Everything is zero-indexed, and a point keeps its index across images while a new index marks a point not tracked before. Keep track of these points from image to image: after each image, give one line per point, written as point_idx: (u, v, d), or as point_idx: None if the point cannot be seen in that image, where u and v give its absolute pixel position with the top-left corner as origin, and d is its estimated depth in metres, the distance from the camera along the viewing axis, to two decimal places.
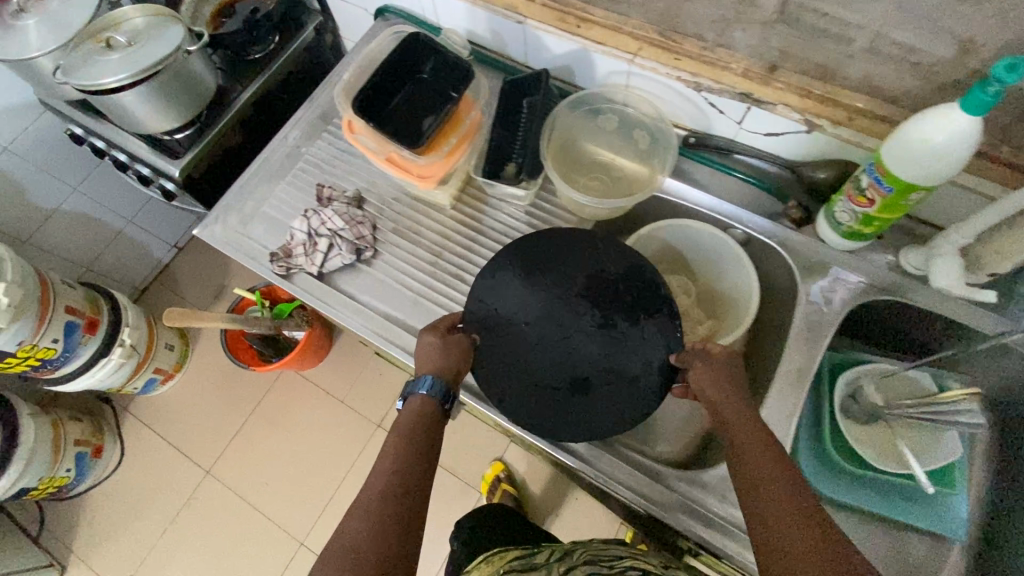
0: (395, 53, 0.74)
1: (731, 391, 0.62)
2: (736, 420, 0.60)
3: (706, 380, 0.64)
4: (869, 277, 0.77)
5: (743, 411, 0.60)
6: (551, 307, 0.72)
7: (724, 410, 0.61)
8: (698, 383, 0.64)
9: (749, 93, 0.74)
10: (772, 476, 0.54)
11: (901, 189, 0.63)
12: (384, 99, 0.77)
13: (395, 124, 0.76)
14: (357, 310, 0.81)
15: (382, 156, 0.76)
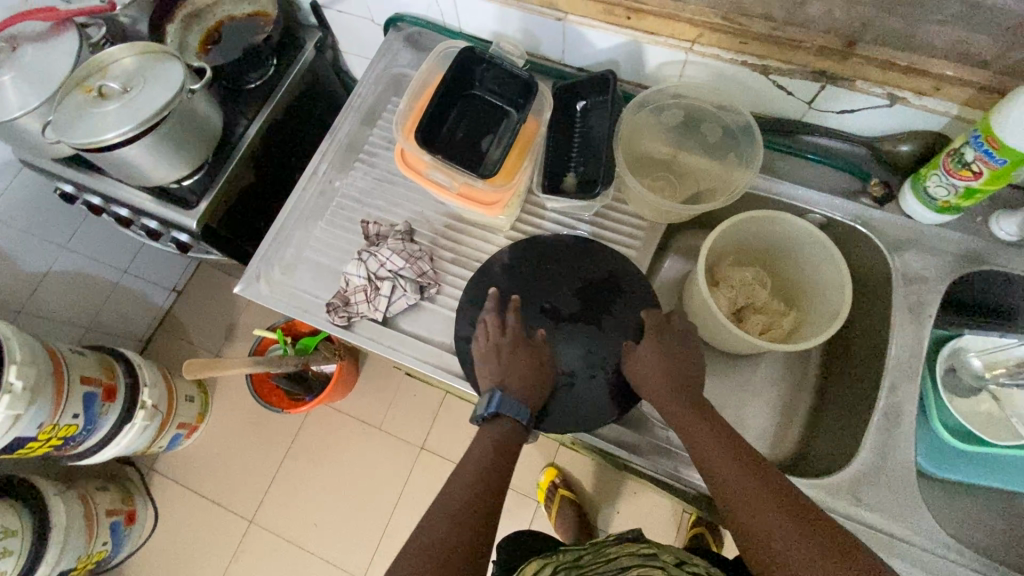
0: (450, 76, 0.69)
1: (673, 369, 0.67)
2: (672, 403, 0.65)
3: (645, 362, 0.68)
4: (963, 248, 0.74)
5: (681, 392, 0.65)
6: (535, 305, 0.75)
7: (660, 394, 0.66)
8: (641, 369, 0.68)
9: (824, 71, 0.70)
10: (722, 456, 0.58)
11: (1016, 160, 0.60)
12: (445, 127, 0.72)
13: (462, 153, 0.71)
14: (430, 353, 0.75)
15: (453, 191, 0.71)
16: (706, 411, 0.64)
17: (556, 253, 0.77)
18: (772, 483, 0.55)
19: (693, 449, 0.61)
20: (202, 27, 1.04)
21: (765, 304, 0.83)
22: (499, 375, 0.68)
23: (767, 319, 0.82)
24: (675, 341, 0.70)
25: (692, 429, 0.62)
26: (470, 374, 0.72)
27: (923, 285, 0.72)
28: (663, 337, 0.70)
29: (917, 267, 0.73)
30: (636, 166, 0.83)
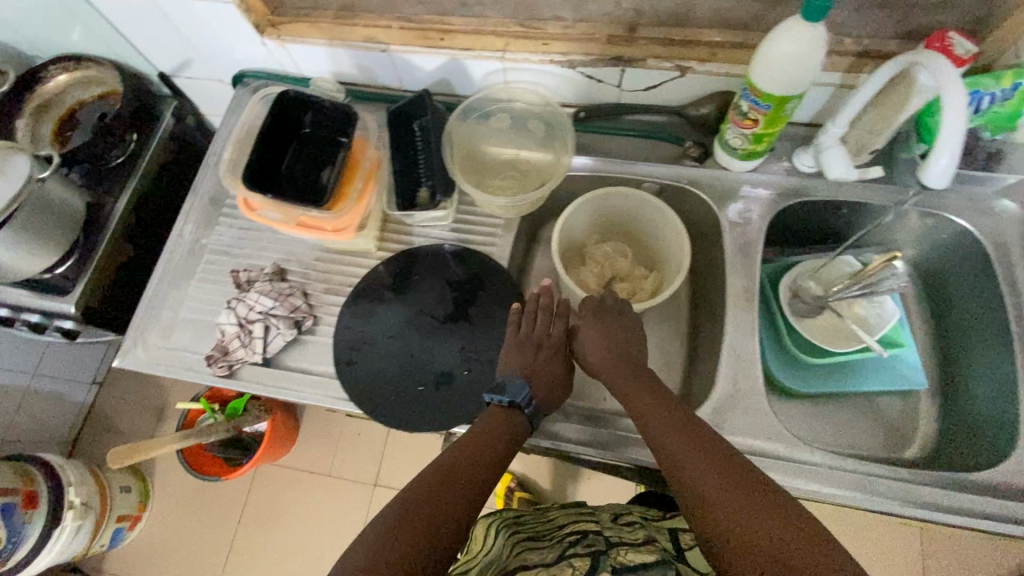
0: (271, 117, 0.72)
1: (617, 349, 0.72)
2: (620, 377, 0.69)
3: (590, 341, 0.73)
4: (778, 187, 0.82)
5: (627, 369, 0.70)
6: (410, 316, 0.78)
7: (610, 369, 0.71)
8: (584, 346, 0.74)
9: (619, 56, 0.78)
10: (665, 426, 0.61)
11: (778, 104, 0.68)
12: (275, 166, 0.74)
13: (296, 188, 0.73)
14: (314, 383, 0.77)
15: (292, 225, 0.74)
16: (650, 383, 0.67)
17: (421, 263, 0.82)
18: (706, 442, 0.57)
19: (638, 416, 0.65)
20: (57, 115, 1.06)
21: (627, 272, 0.91)
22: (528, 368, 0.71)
23: (630, 286, 0.90)
24: (619, 318, 0.75)
25: (635, 400, 0.66)
26: (353, 393, 0.74)
27: (748, 226, 0.80)
28: (608, 316, 0.75)
29: (741, 211, 0.81)
30: (466, 169, 0.86)
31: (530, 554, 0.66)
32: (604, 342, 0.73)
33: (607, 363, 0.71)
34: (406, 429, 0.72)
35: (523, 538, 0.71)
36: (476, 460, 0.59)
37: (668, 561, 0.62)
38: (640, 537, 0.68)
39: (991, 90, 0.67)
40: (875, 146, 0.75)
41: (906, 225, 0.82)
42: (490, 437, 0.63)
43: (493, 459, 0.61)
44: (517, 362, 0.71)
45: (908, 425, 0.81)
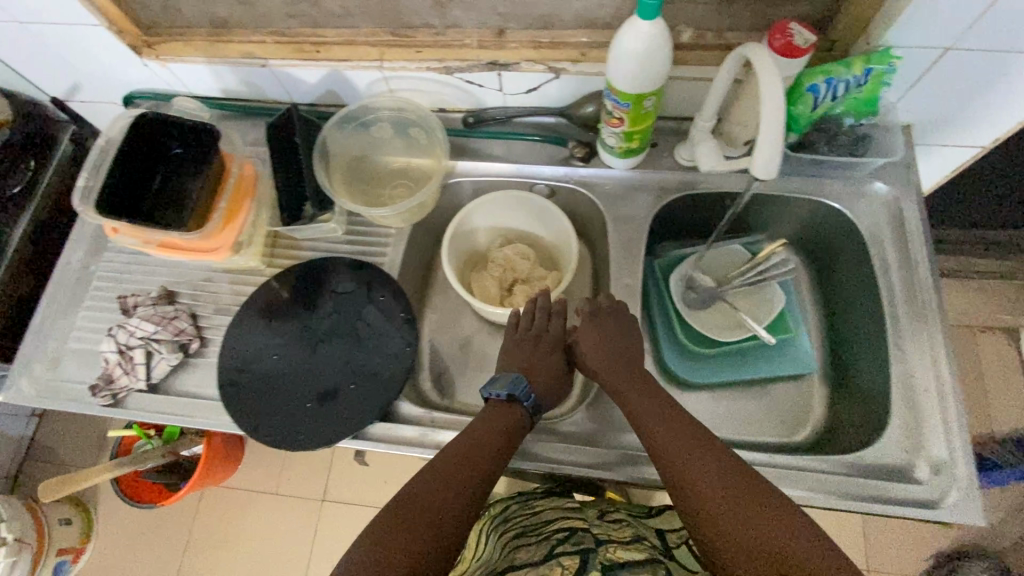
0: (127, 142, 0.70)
1: (612, 350, 0.72)
2: (619, 378, 0.70)
3: (588, 342, 0.73)
4: (661, 183, 0.83)
5: (626, 370, 0.70)
6: (297, 331, 0.78)
7: (608, 371, 0.71)
8: (583, 346, 0.73)
9: (494, 61, 0.78)
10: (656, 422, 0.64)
11: (635, 102, 0.68)
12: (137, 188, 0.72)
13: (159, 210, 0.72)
14: (199, 407, 0.76)
15: (160, 246, 0.74)
16: (648, 386, 0.68)
17: (308, 279, 0.81)
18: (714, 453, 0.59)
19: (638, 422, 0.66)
20: None
21: (527, 274, 0.91)
22: (527, 363, 0.74)
23: (529, 288, 0.90)
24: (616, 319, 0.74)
25: (636, 405, 0.67)
26: (235, 415, 0.73)
27: (631, 224, 0.81)
28: (607, 318, 0.74)
29: (625, 209, 0.82)
30: (344, 179, 0.85)
31: (515, 554, 0.66)
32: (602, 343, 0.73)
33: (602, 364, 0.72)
34: (286, 447, 0.71)
35: (509, 538, 0.71)
36: (464, 467, 0.61)
37: (657, 559, 0.63)
38: (626, 535, 0.69)
39: (844, 77, 0.68)
40: (747, 136, 0.75)
41: (789, 212, 0.83)
42: (487, 436, 0.65)
43: (491, 457, 0.63)
44: (516, 360, 0.74)
45: (800, 408, 0.82)
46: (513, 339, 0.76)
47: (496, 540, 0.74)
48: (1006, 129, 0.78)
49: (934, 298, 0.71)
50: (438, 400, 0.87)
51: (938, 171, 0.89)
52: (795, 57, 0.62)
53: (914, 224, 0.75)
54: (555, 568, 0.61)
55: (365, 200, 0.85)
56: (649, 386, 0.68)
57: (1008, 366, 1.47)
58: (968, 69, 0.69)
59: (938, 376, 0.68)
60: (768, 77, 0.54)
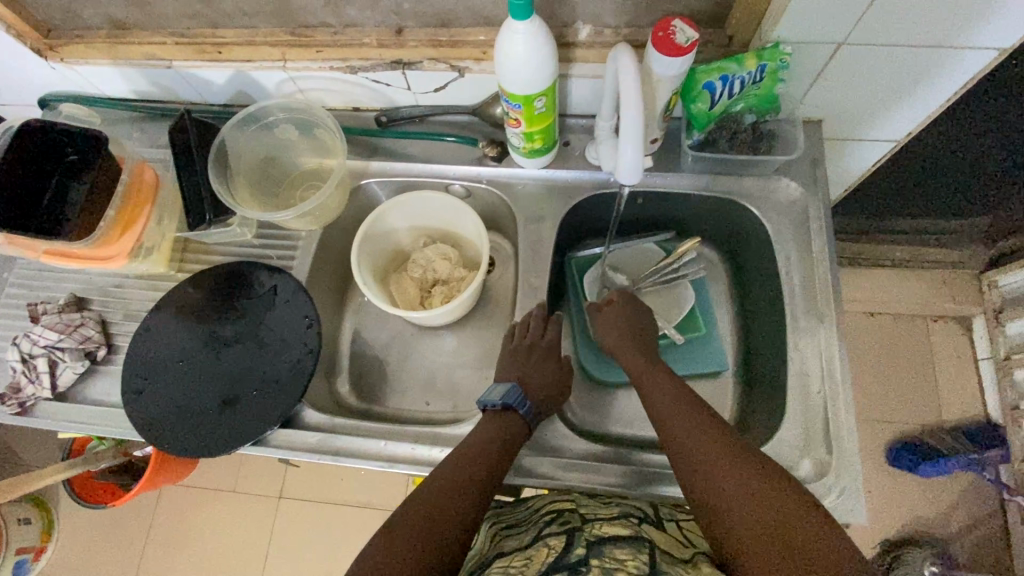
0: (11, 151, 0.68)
1: (626, 337, 0.76)
2: (630, 353, 0.74)
3: (609, 326, 0.77)
4: (573, 182, 0.82)
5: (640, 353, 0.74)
6: (203, 338, 0.78)
7: (624, 353, 0.75)
8: (605, 331, 0.78)
9: (396, 60, 0.77)
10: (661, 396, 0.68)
11: (526, 102, 0.67)
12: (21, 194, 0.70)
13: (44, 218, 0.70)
14: (104, 416, 0.76)
15: (54, 254, 0.73)
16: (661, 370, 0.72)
17: (217, 285, 0.81)
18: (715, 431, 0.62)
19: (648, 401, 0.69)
20: None
21: (447, 276, 0.90)
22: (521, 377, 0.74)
23: (448, 289, 0.89)
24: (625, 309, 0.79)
25: (650, 383, 0.70)
26: (137, 423, 0.73)
27: (541, 225, 0.81)
28: (624, 306, 0.79)
29: (536, 209, 0.82)
30: (257, 184, 0.82)
31: (508, 542, 0.64)
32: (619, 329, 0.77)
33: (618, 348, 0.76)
34: (185, 455, 0.71)
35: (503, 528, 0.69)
36: (473, 467, 0.63)
37: (640, 535, 0.59)
38: (613, 512, 0.64)
39: (737, 73, 0.66)
40: (651, 134, 0.74)
41: (703, 211, 0.83)
42: (488, 445, 0.66)
43: (493, 464, 0.64)
44: (506, 373, 0.75)
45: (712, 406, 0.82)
46: (509, 350, 0.76)
47: (491, 531, 0.70)
48: (918, 121, 0.76)
49: (831, 298, 0.72)
50: (356, 402, 0.88)
51: (860, 164, 0.88)
52: (680, 55, 0.61)
53: (817, 222, 0.75)
54: (541, 552, 0.58)
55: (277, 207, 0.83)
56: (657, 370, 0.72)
57: (957, 354, 1.48)
58: (867, 64, 0.67)
59: (831, 375, 0.69)
60: (629, 94, 0.54)
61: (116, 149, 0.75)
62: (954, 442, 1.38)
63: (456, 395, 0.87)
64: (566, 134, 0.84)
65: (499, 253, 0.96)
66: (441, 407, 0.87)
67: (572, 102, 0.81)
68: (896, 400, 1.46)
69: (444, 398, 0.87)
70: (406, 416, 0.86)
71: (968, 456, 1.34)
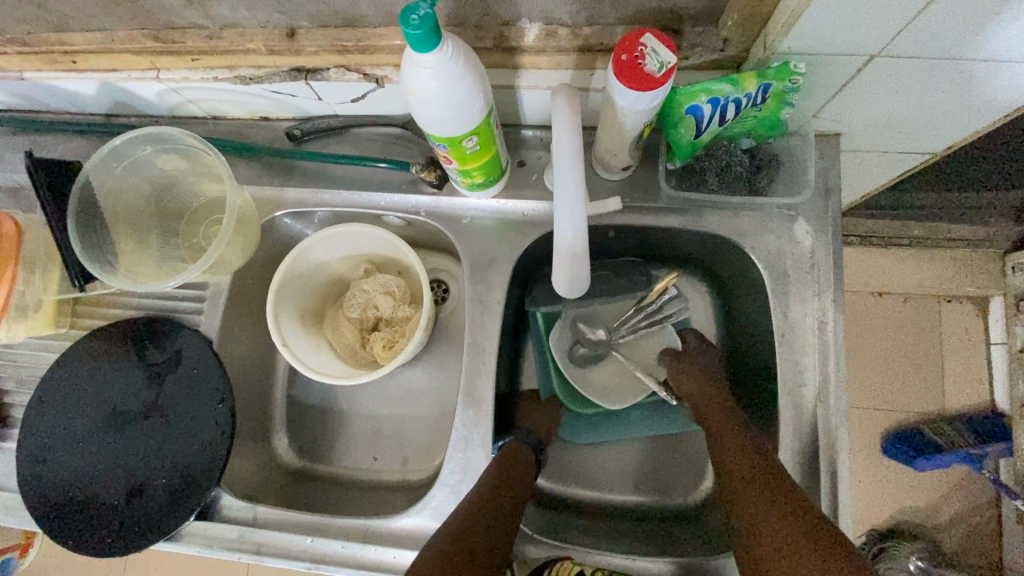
0: None
1: (706, 390, 0.65)
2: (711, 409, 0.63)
3: (689, 378, 0.66)
4: (531, 212, 0.67)
5: (720, 404, 0.63)
6: (101, 412, 0.67)
7: (704, 402, 0.64)
8: (677, 380, 0.67)
9: (297, 68, 0.60)
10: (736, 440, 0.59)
11: (452, 144, 0.51)
12: None
13: None
14: (6, 500, 0.68)
15: None
16: (736, 421, 0.60)
17: (113, 348, 0.69)
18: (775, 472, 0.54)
19: (715, 444, 0.60)
20: None
21: (390, 314, 0.78)
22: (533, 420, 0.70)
23: (390, 334, 0.77)
24: (700, 361, 0.68)
25: (720, 430, 0.61)
26: (35, 515, 0.65)
27: (490, 269, 0.68)
28: (697, 360, 0.68)
29: (485, 249, 0.68)
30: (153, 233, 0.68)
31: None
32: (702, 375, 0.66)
33: (696, 399, 0.65)
34: (89, 552, 0.64)
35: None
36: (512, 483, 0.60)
37: None
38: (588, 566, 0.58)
39: (731, 96, 0.50)
40: (621, 163, 0.59)
41: (689, 242, 0.68)
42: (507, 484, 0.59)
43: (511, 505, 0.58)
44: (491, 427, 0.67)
45: (680, 473, 0.72)
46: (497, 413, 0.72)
47: None
48: (964, 134, 0.60)
49: (834, 367, 0.61)
50: (295, 459, 0.79)
51: (885, 172, 0.72)
52: (650, 88, 0.45)
53: (826, 271, 0.61)
54: None
55: (179, 255, 0.68)
56: (732, 416, 0.61)
57: (968, 340, 1.37)
58: (906, 76, 0.50)
59: (826, 460, 0.60)
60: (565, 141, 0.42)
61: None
62: (956, 436, 1.31)
63: (405, 451, 0.78)
64: (520, 151, 0.68)
65: (453, 280, 0.82)
66: (389, 465, 0.77)
67: (526, 112, 0.64)
68: (899, 390, 1.37)
69: (392, 454, 0.78)
70: (350, 475, 0.78)
71: (967, 451, 1.27)
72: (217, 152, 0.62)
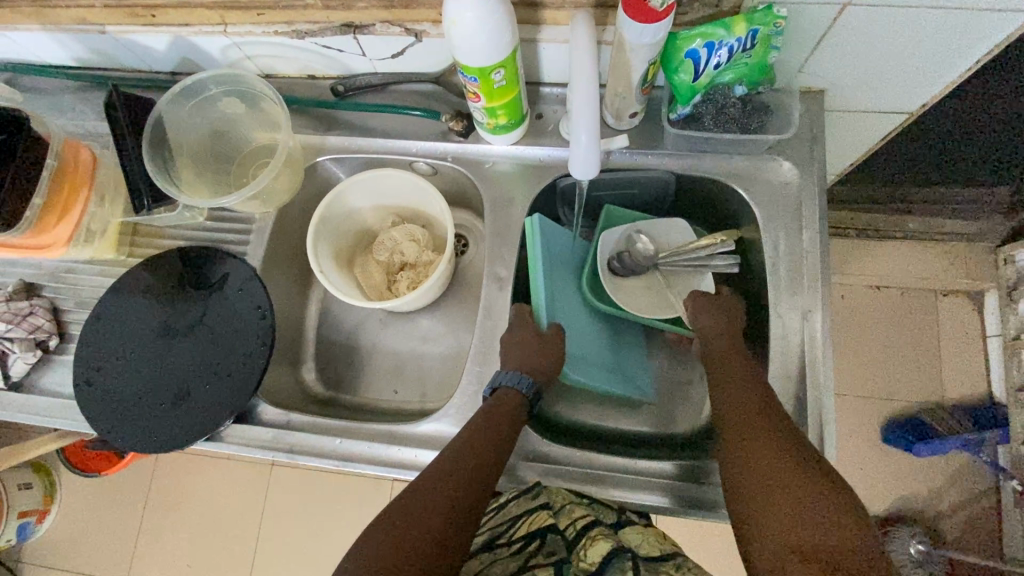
0: None
1: (719, 325, 0.69)
2: (719, 341, 0.68)
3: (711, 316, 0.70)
4: (547, 158, 0.75)
5: (728, 344, 0.68)
6: (153, 327, 0.74)
7: (713, 338, 0.69)
8: (695, 311, 0.71)
9: (347, 23, 0.69)
10: (734, 372, 0.64)
11: (482, 76, 0.59)
12: None
13: None
14: (61, 408, 0.74)
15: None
16: (743, 362, 0.65)
17: (166, 272, 0.76)
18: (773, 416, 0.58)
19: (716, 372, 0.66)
20: None
21: (415, 258, 0.85)
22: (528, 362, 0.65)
23: (416, 274, 0.84)
24: (728, 304, 0.71)
25: (725, 368, 0.65)
26: (89, 416, 0.71)
27: (509, 208, 0.75)
28: (722, 301, 0.71)
29: (505, 190, 0.76)
30: (210, 171, 0.77)
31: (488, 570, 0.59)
32: (716, 311, 0.70)
33: (707, 334, 0.69)
34: (138, 450, 0.69)
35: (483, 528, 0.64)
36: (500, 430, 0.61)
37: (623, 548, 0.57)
38: (585, 514, 0.61)
39: (725, 40, 0.58)
40: (629, 108, 0.67)
41: (689, 189, 0.76)
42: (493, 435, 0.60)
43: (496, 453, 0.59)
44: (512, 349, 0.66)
45: (679, 408, 0.77)
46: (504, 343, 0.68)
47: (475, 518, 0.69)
48: (934, 91, 0.68)
49: (819, 294, 0.67)
50: (322, 389, 0.85)
51: (867, 135, 0.80)
52: (651, 21, 0.53)
53: (811, 208, 0.68)
54: None
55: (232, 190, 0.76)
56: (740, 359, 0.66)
57: (964, 331, 1.40)
58: (876, 28, 0.58)
59: (813, 376, 0.65)
60: (581, 63, 0.51)
61: (39, 127, 0.69)
62: (953, 422, 1.33)
63: (424, 384, 0.84)
64: (539, 105, 0.76)
65: (472, 231, 0.90)
66: (409, 396, 0.83)
67: (544, 68, 0.73)
68: (898, 379, 1.40)
69: (412, 387, 0.84)
70: (373, 405, 0.84)
71: (964, 437, 1.30)
72: (276, 95, 0.71)
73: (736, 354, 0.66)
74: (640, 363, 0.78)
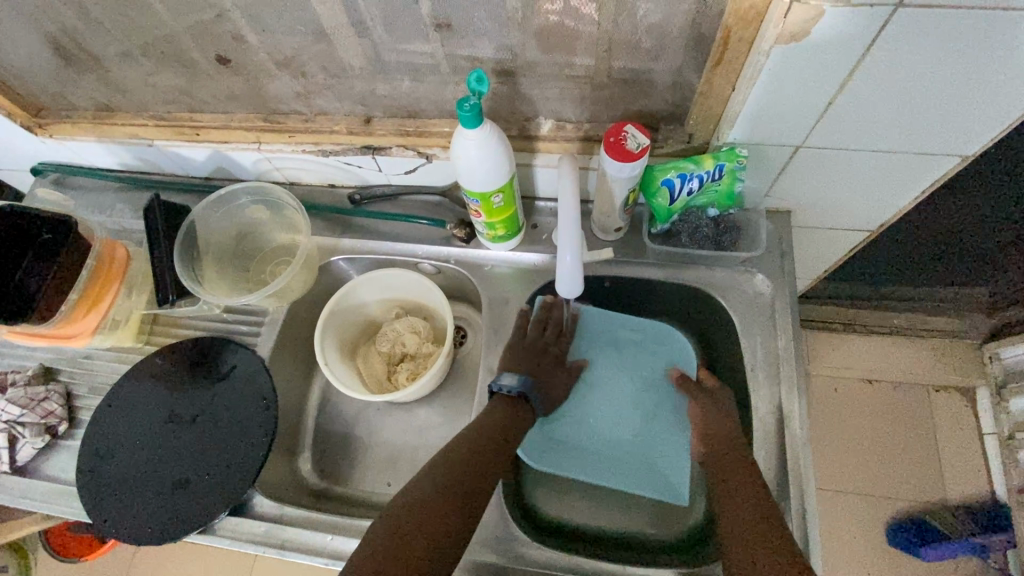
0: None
1: (706, 425, 0.70)
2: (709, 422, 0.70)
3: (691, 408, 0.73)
4: (541, 264, 0.82)
5: (735, 458, 0.65)
6: (159, 416, 0.77)
7: (715, 449, 0.68)
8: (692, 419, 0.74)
9: (366, 145, 0.78)
10: (723, 442, 0.68)
11: (482, 198, 0.67)
12: None
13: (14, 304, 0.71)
14: (61, 493, 0.76)
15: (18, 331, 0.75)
16: (732, 446, 0.67)
17: (178, 363, 0.80)
18: (771, 535, 0.57)
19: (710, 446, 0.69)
20: None
21: (415, 351, 0.89)
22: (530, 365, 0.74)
23: (414, 366, 0.88)
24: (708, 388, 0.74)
25: (719, 457, 0.67)
26: (88, 502, 0.72)
27: (506, 307, 0.81)
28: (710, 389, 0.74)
29: (502, 292, 0.82)
30: (229, 268, 0.84)
31: None
32: (715, 413, 0.71)
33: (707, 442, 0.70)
34: (130, 538, 0.70)
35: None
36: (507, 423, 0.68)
37: None
38: None
39: (695, 172, 0.66)
40: (614, 225, 0.75)
41: (671, 296, 0.82)
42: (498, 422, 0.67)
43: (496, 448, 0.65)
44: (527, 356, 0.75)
45: (671, 507, 0.78)
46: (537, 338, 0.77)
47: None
48: (892, 214, 0.75)
49: (796, 399, 0.70)
50: (317, 479, 0.86)
51: (837, 247, 0.87)
52: (630, 160, 0.61)
53: (783, 316, 0.74)
54: None
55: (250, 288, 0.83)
56: (752, 479, 0.63)
57: (959, 429, 1.37)
58: (825, 164, 0.68)
59: (795, 479, 0.67)
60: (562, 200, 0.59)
61: (85, 228, 0.77)
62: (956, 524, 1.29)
63: None
64: (534, 217, 0.84)
65: (471, 326, 0.95)
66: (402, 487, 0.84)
67: (539, 186, 0.82)
68: (898, 476, 1.36)
69: (405, 479, 0.84)
70: (366, 496, 0.84)
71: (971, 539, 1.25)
72: (301, 208, 0.79)
73: (721, 425, 0.70)
74: (675, 461, 0.75)
